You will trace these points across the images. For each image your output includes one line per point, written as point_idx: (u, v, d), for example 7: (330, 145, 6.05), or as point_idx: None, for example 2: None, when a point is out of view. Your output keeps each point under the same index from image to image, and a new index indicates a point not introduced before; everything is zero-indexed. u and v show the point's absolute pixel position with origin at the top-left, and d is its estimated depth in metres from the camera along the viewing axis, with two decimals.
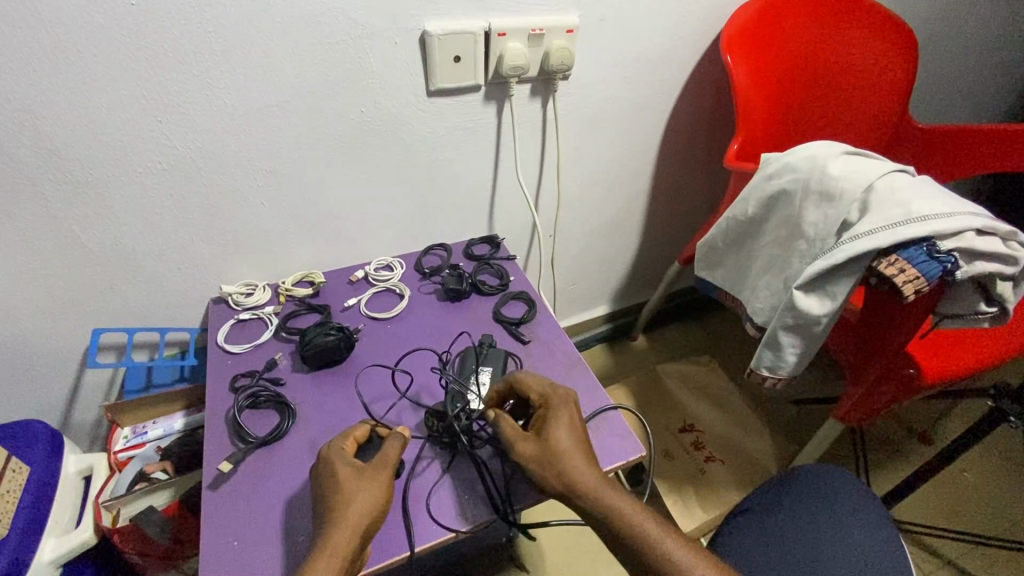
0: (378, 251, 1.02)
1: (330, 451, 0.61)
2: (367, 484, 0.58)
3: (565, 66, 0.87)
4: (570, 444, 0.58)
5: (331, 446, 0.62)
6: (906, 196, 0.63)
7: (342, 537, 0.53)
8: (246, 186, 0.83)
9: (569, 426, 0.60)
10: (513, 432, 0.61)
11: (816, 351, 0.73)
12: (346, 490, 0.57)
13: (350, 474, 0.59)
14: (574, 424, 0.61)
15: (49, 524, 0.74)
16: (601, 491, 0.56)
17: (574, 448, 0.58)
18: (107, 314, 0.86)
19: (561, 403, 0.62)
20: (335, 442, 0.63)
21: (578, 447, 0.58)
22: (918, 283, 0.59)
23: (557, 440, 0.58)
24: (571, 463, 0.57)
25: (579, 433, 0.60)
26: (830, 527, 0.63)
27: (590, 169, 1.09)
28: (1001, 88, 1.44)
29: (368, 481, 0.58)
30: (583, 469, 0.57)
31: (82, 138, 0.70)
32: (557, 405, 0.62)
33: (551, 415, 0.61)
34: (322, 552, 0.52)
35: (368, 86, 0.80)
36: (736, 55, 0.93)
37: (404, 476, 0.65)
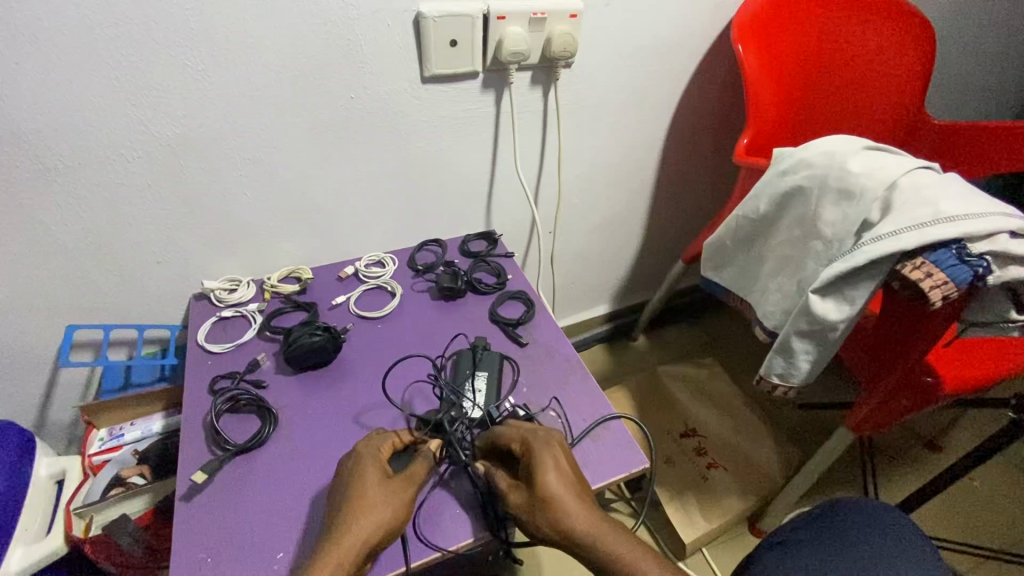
0: (369, 246, 0.97)
1: (364, 450, 0.59)
2: (391, 496, 0.55)
3: (568, 53, 0.83)
4: (560, 492, 0.54)
5: (368, 446, 0.60)
6: (934, 195, 0.58)
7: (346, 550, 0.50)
8: (229, 175, 0.78)
9: (558, 473, 0.55)
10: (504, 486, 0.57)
11: (831, 358, 0.69)
12: (366, 498, 0.54)
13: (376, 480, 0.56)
14: (564, 469, 0.56)
15: (17, 532, 0.71)
16: (603, 543, 0.52)
17: (566, 497, 0.54)
18: (81, 310, 0.81)
19: (545, 446, 0.57)
20: (371, 444, 0.60)
21: (570, 492, 0.54)
22: (947, 288, 0.55)
23: (545, 488, 0.54)
24: (566, 515, 0.53)
25: (571, 480, 0.55)
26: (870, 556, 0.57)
27: (592, 163, 1.04)
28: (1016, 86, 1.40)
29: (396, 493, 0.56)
30: (579, 521, 0.52)
31: (49, 122, 0.65)
32: (540, 450, 0.57)
33: (535, 461, 0.56)
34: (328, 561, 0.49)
35: (359, 71, 0.76)
36: (748, 44, 0.89)
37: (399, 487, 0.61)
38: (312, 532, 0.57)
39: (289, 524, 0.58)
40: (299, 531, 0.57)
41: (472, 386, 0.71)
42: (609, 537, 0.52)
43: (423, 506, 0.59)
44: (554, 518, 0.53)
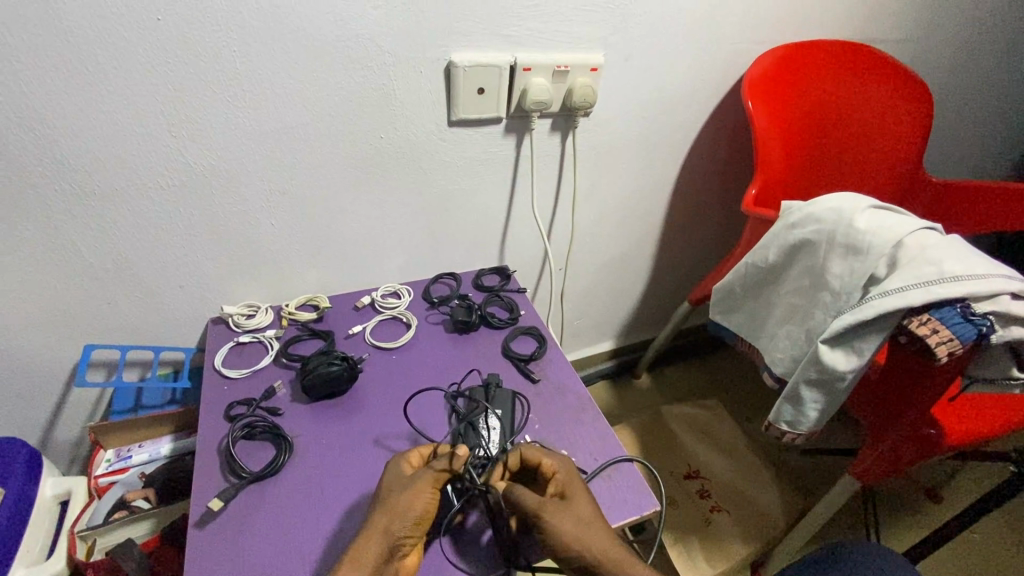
0: (385, 277, 0.99)
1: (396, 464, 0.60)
2: (420, 496, 0.55)
3: (588, 103, 0.87)
4: (594, 515, 0.56)
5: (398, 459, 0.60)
6: (938, 254, 0.61)
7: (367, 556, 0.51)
8: (258, 205, 0.81)
9: (584, 498, 0.58)
10: (534, 501, 0.55)
11: (838, 408, 0.70)
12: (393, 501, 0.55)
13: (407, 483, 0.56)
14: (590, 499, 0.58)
15: (20, 551, 0.70)
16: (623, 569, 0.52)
17: (590, 518, 0.55)
18: (101, 330, 0.83)
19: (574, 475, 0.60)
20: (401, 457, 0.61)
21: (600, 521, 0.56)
22: (952, 344, 0.57)
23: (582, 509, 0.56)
24: (593, 533, 0.54)
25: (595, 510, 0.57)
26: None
27: (604, 205, 1.08)
28: (1010, 147, 1.46)
29: (423, 492, 0.55)
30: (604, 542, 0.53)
31: (94, 150, 0.68)
32: (570, 475, 0.60)
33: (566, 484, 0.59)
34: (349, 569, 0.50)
35: (390, 113, 0.79)
36: (757, 101, 0.94)
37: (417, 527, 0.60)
38: (324, 565, 0.57)
39: (304, 555, 0.58)
40: (312, 562, 0.57)
41: (487, 420, 0.72)
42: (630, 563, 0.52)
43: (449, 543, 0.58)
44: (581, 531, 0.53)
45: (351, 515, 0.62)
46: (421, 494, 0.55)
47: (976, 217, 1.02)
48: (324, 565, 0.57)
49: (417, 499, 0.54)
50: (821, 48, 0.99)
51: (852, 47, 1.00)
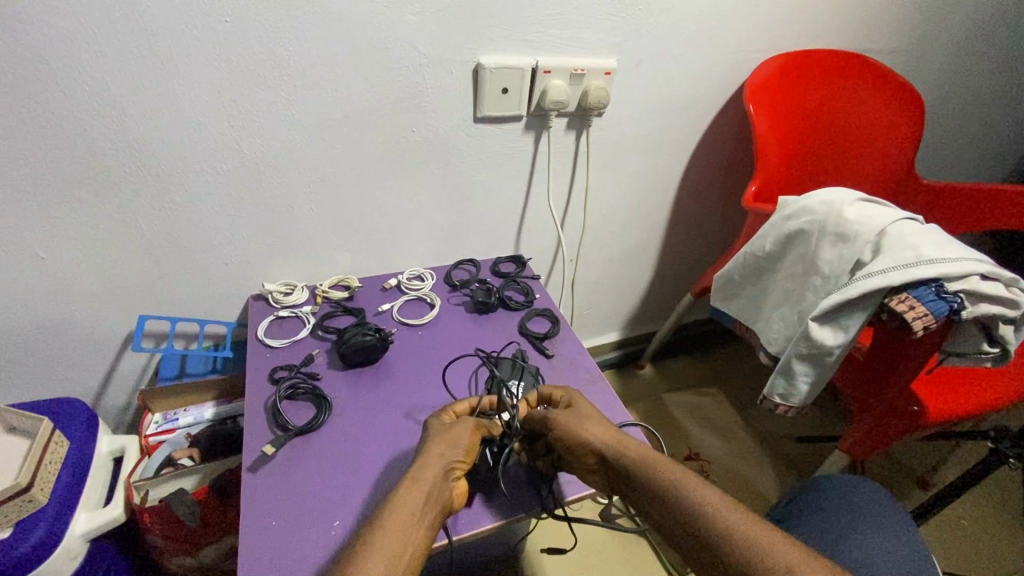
0: (409, 262, 1.07)
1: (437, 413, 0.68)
2: (462, 433, 0.63)
3: (602, 103, 0.95)
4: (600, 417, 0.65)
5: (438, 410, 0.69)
6: (917, 240, 0.68)
7: (424, 475, 0.58)
8: (299, 191, 0.89)
9: (589, 408, 0.67)
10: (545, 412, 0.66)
11: (827, 382, 0.77)
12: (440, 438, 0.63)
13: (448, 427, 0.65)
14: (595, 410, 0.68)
15: (83, 497, 0.77)
16: (628, 446, 0.60)
17: (595, 418, 0.65)
18: (153, 302, 0.90)
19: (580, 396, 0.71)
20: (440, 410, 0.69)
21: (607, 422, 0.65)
22: (926, 319, 0.64)
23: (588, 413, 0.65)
24: (598, 427, 0.63)
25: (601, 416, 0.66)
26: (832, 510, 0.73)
27: (614, 199, 1.15)
28: (1000, 153, 1.53)
29: (466, 430, 0.64)
30: (609, 432, 0.62)
31: (160, 137, 0.76)
32: (576, 396, 0.70)
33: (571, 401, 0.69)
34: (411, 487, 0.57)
35: (421, 109, 0.87)
36: (758, 104, 1.01)
37: None
38: (365, 505, 0.64)
39: (345, 496, 0.65)
40: (354, 502, 0.65)
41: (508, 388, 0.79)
42: (634, 443, 0.61)
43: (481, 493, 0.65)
44: (588, 427, 0.63)
45: (387, 464, 0.69)
46: (463, 431, 0.63)
47: (963, 215, 1.08)
48: (364, 505, 0.64)
49: (463, 432, 0.63)
50: (819, 56, 1.06)
51: (848, 56, 1.07)
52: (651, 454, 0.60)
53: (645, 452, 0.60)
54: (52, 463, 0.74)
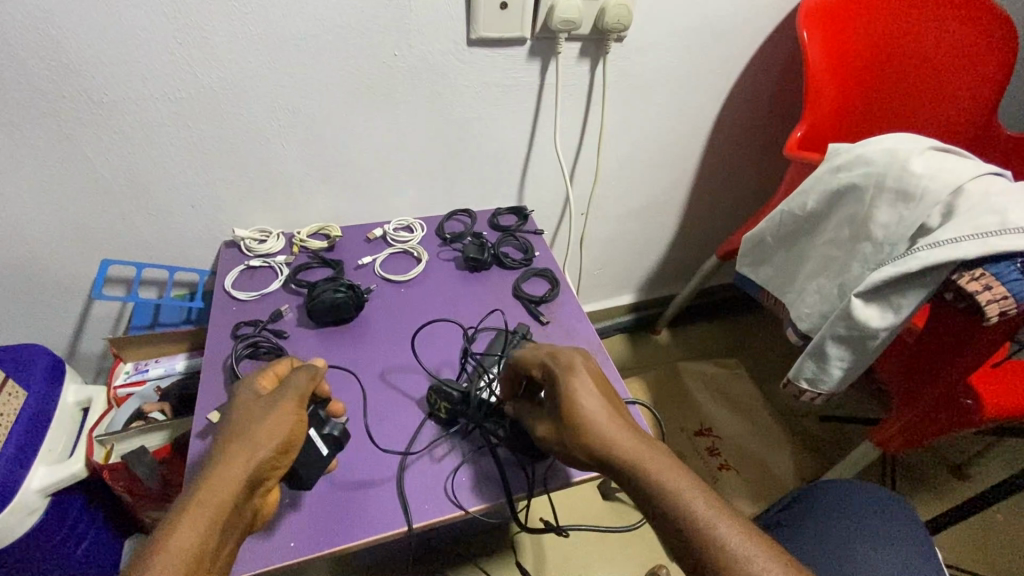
0: (399, 211, 0.96)
1: (245, 381, 0.54)
2: (279, 410, 0.50)
3: (622, 25, 0.79)
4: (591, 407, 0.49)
5: (250, 375, 0.55)
6: (1004, 202, 0.54)
7: (231, 474, 0.44)
8: (267, 124, 0.78)
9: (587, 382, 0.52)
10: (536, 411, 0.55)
11: (865, 368, 0.66)
12: (247, 421, 0.48)
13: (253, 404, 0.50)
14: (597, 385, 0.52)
15: (42, 451, 0.75)
16: (628, 448, 0.46)
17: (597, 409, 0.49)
18: (117, 246, 0.83)
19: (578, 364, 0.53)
20: (253, 373, 0.55)
21: (604, 413, 0.49)
22: (1005, 304, 0.52)
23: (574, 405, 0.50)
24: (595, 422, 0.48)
25: (592, 392, 0.50)
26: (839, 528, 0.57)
27: (633, 145, 1.01)
28: None
29: (283, 408, 0.50)
30: (611, 431, 0.47)
31: (97, 55, 0.65)
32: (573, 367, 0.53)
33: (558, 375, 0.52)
34: (197, 494, 0.42)
35: (404, 27, 0.74)
36: (813, 32, 0.84)
37: (415, 459, 0.60)
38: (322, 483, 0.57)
39: None
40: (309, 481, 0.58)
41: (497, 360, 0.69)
42: (638, 444, 0.46)
43: (453, 478, 0.59)
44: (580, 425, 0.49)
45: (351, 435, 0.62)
46: (281, 413, 0.50)
47: None
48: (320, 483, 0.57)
49: (275, 418, 0.49)
50: None
51: None
52: (654, 458, 0.44)
53: (657, 464, 0.44)
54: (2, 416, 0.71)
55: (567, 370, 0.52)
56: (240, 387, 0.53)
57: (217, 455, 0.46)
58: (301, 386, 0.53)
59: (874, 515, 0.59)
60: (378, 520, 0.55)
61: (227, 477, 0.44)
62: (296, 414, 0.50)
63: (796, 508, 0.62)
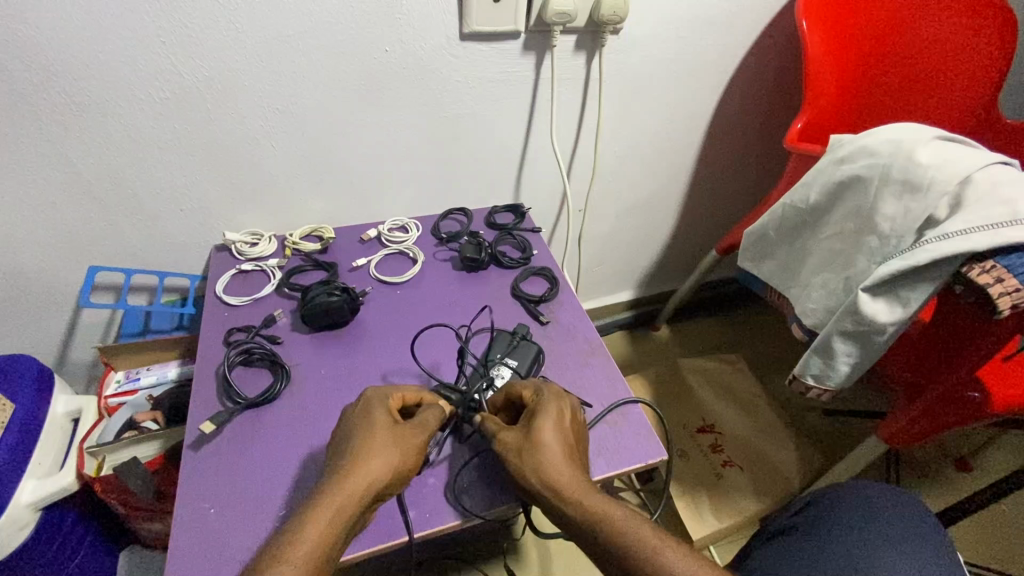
0: (393, 210, 0.94)
1: (374, 398, 0.56)
2: (409, 443, 0.53)
3: (618, 16, 0.77)
4: (554, 441, 0.53)
5: (377, 393, 0.57)
6: (1014, 192, 0.53)
7: (355, 488, 0.48)
8: (256, 123, 0.76)
9: (558, 423, 0.54)
10: (494, 429, 0.57)
11: (873, 364, 0.64)
12: (379, 441, 0.51)
13: (386, 428, 0.53)
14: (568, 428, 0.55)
15: (31, 465, 0.73)
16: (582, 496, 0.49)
17: (558, 445, 0.52)
18: (105, 252, 0.81)
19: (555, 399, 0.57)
20: (381, 392, 0.58)
21: (561, 450, 0.52)
22: (1019, 296, 0.50)
23: (539, 432, 0.53)
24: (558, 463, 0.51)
25: (566, 436, 0.54)
26: (853, 532, 0.54)
27: (631, 139, 0.99)
28: None
29: (415, 441, 0.53)
30: (559, 466, 0.50)
31: (77, 55, 0.63)
32: (551, 401, 0.56)
33: (538, 410, 0.55)
34: (333, 504, 0.46)
35: (396, 22, 0.72)
36: (813, 20, 0.82)
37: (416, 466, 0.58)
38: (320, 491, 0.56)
39: (295, 483, 0.57)
40: (301, 490, 0.56)
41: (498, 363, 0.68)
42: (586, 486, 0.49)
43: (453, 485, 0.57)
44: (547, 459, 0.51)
45: None
46: (412, 446, 0.53)
47: None
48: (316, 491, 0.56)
49: (406, 449, 0.52)
50: None
51: None
52: (611, 512, 0.47)
53: (597, 504, 0.48)
54: None
55: (550, 401, 0.56)
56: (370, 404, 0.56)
57: (353, 465, 0.49)
58: (431, 423, 0.56)
59: (888, 516, 0.56)
60: (377, 530, 0.53)
61: (358, 493, 0.47)
62: (421, 450, 0.53)
63: (805, 519, 0.59)
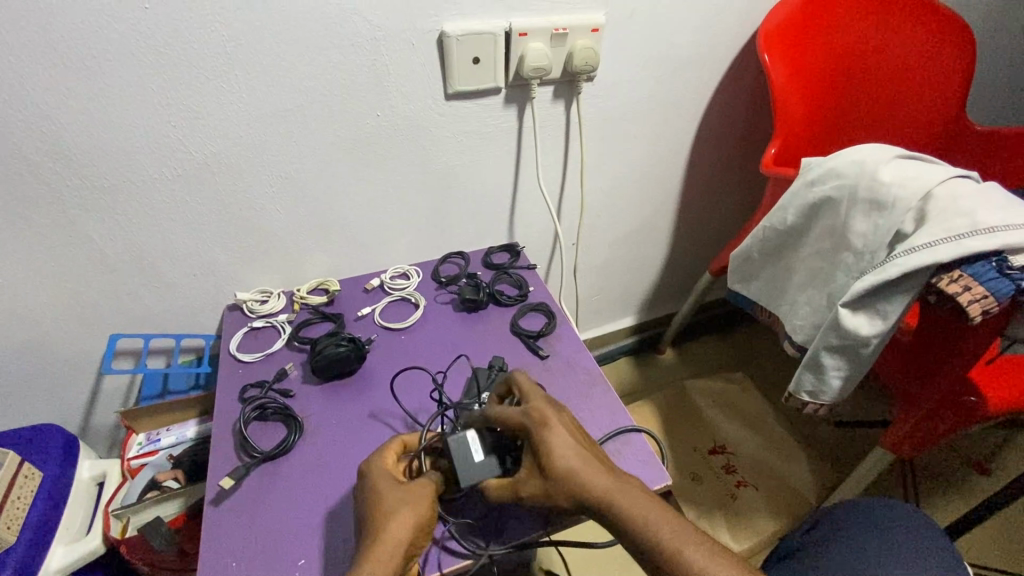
0: (394, 259, 0.99)
1: (375, 466, 0.57)
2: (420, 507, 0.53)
3: (590, 66, 0.83)
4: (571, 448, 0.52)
5: (375, 459, 0.58)
6: (972, 204, 0.56)
7: (388, 551, 0.49)
8: (261, 192, 0.81)
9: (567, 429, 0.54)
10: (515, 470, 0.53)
11: (863, 375, 0.66)
12: (391, 511, 0.52)
13: (395, 492, 0.54)
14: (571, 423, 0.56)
15: (60, 531, 0.75)
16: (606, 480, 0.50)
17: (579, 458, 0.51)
18: (125, 320, 0.86)
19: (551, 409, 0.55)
20: (378, 454, 0.58)
21: (581, 457, 0.51)
22: (987, 303, 0.53)
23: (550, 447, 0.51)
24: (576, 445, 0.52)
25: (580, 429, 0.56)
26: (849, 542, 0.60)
27: (615, 175, 1.04)
28: None
29: (424, 495, 0.54)
30: (587, 476, 0.50)
31: (97, 145, 0.69)
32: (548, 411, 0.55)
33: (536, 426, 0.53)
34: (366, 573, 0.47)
35: (386, 91, 0.78)
36: (775, 54, 0.87)
37: None
38: (337, 539, 0.58)
39: (314, 531, 0.59)
40: (323, 538, 0.58)
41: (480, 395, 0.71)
42: (627, 492, 0.49)
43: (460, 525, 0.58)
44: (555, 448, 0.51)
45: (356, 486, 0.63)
46: (423, 490, 0.54)
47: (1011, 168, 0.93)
48: (334, 539, 0.58)
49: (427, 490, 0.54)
50: None
51: None
52: (632, 492, 0.49)
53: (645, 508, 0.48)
54: (21, 498, 0.73)
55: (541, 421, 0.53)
56: (370, 466, 0.57)
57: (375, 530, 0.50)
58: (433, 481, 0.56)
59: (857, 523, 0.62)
60: None
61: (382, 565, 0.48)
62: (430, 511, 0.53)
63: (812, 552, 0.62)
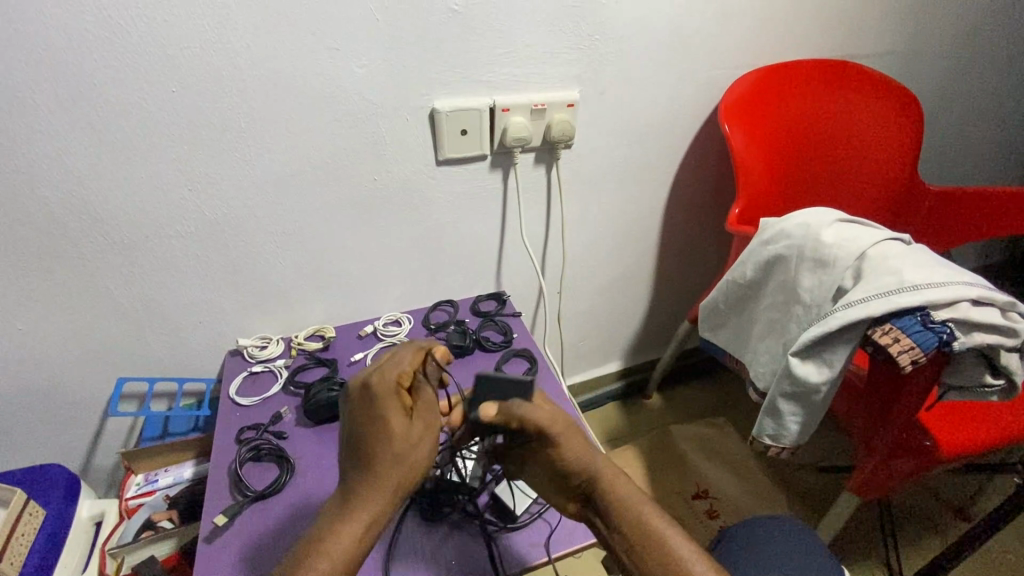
0: (387, 307, 1.05)
1: (386, 382, 0.56)
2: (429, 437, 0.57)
3: (567, 136, 0.93)
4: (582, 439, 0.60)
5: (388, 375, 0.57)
6: (899, 265, 0.63)
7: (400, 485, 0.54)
8: (266, 247, 0.89)
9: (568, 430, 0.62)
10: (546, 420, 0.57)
11: (818, 420, 0.71)
12: (403, 435, 0.55)
13: (406, 416, 0.56)
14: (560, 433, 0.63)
15: (58, 568, 0.78)
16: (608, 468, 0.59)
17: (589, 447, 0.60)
18: (132, 364, 0.92)
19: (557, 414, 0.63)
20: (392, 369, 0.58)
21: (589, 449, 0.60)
22: (914, 353, 0.58)
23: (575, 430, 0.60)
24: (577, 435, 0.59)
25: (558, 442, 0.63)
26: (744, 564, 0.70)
27: (595, 229, 1.12)
28: (1008, 149, 1.44)
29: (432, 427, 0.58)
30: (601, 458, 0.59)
31: (119, 206, 0.77)
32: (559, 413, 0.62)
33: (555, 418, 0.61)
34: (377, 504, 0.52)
35: (382, 158, 0.87)
36: (735, 124, 0.96)
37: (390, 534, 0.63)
38: None
39: None
40: None
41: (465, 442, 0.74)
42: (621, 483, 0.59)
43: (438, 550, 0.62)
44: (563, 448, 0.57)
45: None
46: (430, 421, 0.58)
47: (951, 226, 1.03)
48: None
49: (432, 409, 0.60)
50: (803, 65, 1.01)
51: (827, 65, 1.02)
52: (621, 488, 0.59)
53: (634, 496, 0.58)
54: (25, 535, 0.76)
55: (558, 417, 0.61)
56: (381, 381, 0.57)
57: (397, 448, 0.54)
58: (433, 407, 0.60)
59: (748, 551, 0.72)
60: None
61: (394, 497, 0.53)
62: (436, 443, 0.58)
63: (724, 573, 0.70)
